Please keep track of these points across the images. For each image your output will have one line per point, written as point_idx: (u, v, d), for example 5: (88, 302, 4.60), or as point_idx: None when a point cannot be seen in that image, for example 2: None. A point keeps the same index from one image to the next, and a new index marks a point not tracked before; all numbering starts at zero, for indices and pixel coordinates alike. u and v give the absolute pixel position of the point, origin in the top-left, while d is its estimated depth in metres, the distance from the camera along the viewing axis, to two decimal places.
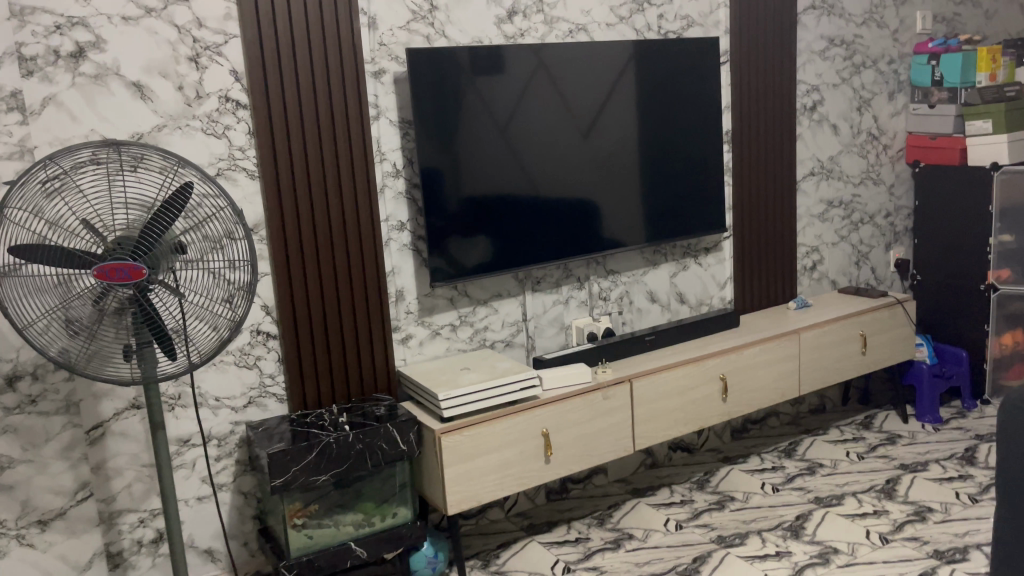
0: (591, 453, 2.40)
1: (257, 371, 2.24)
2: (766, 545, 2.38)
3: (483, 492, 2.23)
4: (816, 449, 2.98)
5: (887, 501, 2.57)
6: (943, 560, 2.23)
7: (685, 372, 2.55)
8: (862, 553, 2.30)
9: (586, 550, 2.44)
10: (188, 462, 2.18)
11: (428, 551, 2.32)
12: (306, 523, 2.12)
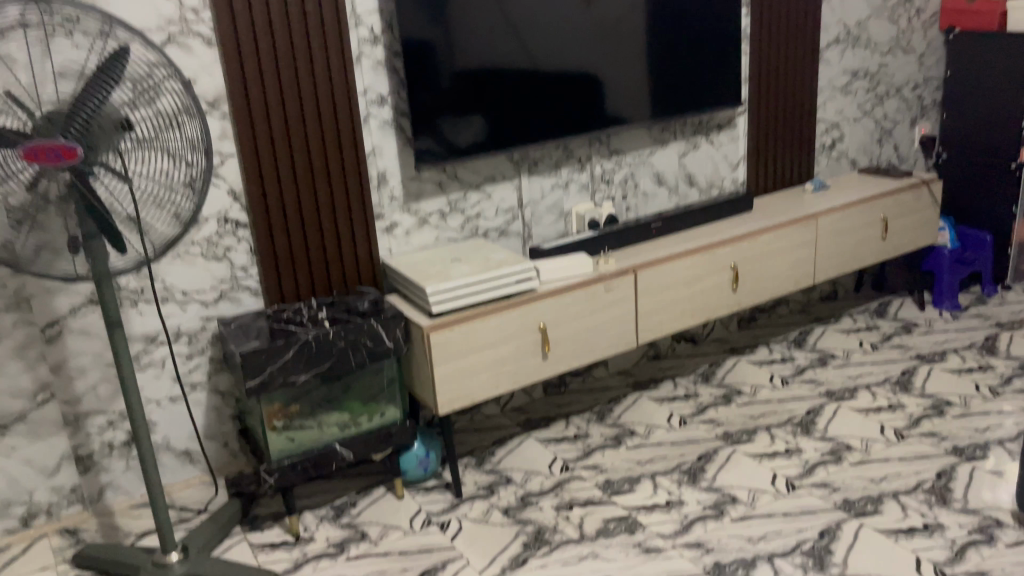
0: (592, 348, 2.25)
1: (228, 263, 2.05)
2: (775, 441, 2.26)
3: (477, 392, 2.08)
4: (827, 339, 2.83)
5: (903, 395, 2.43)
6: (963, 457, 2.11)
7: (694, 261, 2.36)
8: (876, 449, 2.18)
9: (585, 447, 2.33)
10: (157, 362, 2.01)
11: (418, 450, 2.19)
12: (287, 426, 1.99)
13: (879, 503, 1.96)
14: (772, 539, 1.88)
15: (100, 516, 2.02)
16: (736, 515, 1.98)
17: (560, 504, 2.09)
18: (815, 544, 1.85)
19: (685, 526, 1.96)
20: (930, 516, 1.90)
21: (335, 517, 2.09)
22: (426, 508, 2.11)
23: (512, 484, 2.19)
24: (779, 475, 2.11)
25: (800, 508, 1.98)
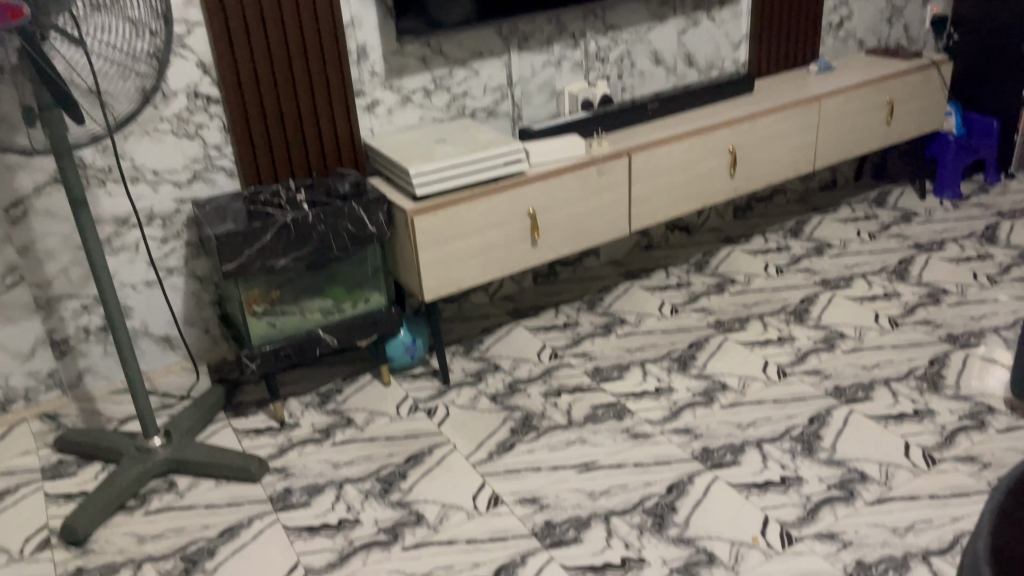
0: (583, 235, 2.17)
1: (200, 142, 1.94)
2: (768, 330, 2.22)
3: (465, 279, 2.02)
4: (824, 228, 2.76)
5: (899, 284, 2.38)
6: (957, 345, 2.08)
7: (690, 145, 2.26)
8: (869, 337, 2.14)
9: (574, 336, 2.29)
10: (131, 245, 1.94)
11: (405, 338, 2.14)
12: (268, 311, 1.94)
13: (870, 390, 1.94)
14: (761, 426, 1.86)
15: (80, 402, 2.00)
16: (725, 402, 1.96)
17: (548, 391, 2.06)
18: (804, 430, 1.83)
19: (674, 413, 1.94)
20: (921, 402, 1.88)
21: (321, 404, 2.06)
22: (413, 395, 2.08)
23: (500, 372, 2.15)
24: (770, 363, 2.08)
25: (790, 395, 1.96)
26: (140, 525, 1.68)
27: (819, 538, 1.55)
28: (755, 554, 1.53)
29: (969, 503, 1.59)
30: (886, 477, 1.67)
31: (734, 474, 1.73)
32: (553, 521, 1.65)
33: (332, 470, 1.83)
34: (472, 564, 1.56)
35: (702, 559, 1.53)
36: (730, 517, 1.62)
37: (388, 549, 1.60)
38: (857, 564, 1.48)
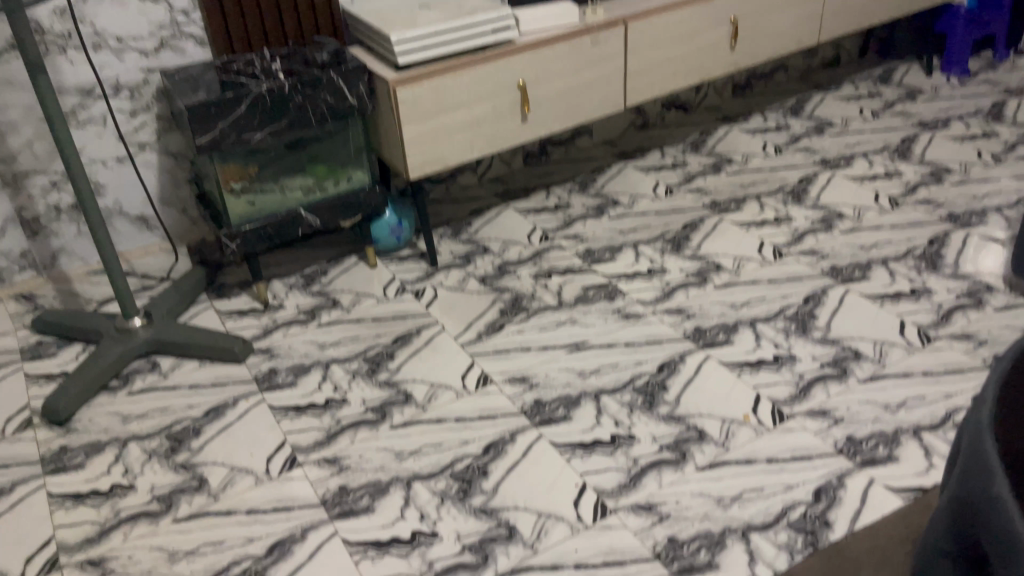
0: (575, 110, 2.07)
1: (166, 6, 1.81)
2: (764, 211, 2.16)
3: (451, 156, 1.93)
4: (825, 107, 2.66)
5: (901, 163, 2.31)
6: (958, 225, 2.02)
7: (690, 13, 2.13)
8: (868, 218, 2.09)
9: (566, 217, 2.22)
10: (98, 119, 1.84)
11: (391, 219, 2.07)
12: (246, 189, 1.87)
13: (867, 270, 1.89)
14: (755, 306, 1.83)
15: (57, 283, 1.95)
16: (719, 282, 1.92)
17: (538, 273, 2.01)
18: (799, 310, 1.80)
19: (666, 294, 1.90)
20: (918, 282, 1.84)
21: (305, 285, 2.01)
22: (399, 277, 2.03)
23: (489, 254, 2.10)
24: (766, 244, 2.03)
25: (785, 275, 1.91)
26: (123, 405, 1.66)
27: (810, 416, 1.54)
28: (746, 432, 1.52)
29: (963, 381, 1.57)
30: (879, 356, 1.65)
31: (726, 354, 1.70)
32: (543, 399, 1.64)
33: (318, 351, 1.79)
34: (460, 442, 1.55)
35: (692, 436, 1.52)
36: (721, 396, 1.60)
37: (376, 427, 1.59)
38: (848, 440, 1.47)
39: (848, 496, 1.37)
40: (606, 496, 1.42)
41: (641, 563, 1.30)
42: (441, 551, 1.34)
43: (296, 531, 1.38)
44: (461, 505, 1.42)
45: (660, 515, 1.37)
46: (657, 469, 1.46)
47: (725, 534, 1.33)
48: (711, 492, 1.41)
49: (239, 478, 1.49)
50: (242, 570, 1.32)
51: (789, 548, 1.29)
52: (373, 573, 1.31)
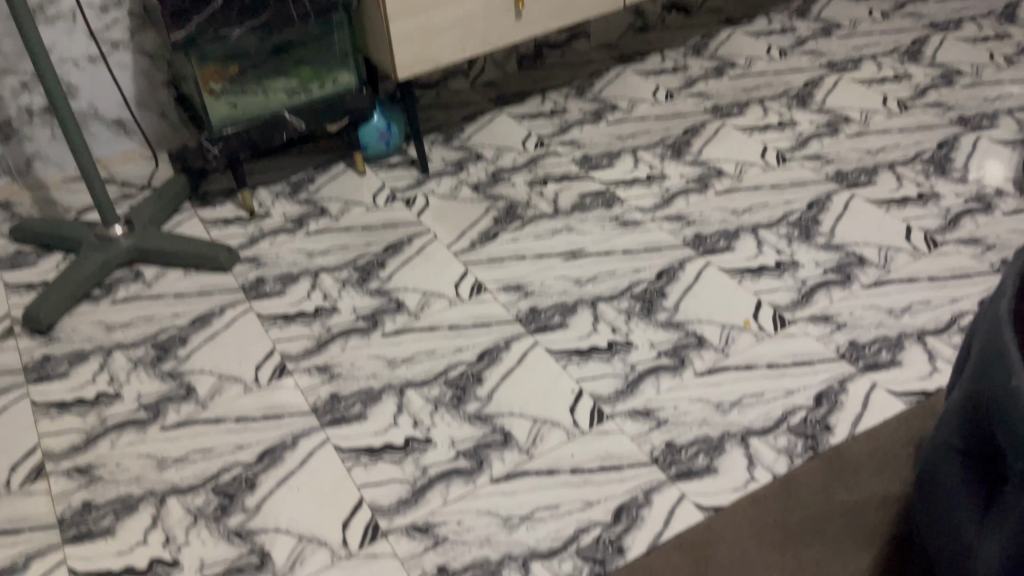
0: (572, 8, 1.97)
1: None
2: (768, 115, 2.08)
3: (442, 56, 1.84)
4: (833, 8, 2.55)
5: (910, 66, 2.22)
6: (968, 128, 1.95)
7: None
8: (876, 122, 2.01)
9: (562, 123, 2.14)
10: (67, 15, 1.74)
11: (379, 124, 1.98)
12: (227, 90, 1.77)
13: (874, 175, 1.83)
14: (757, 212, 1.77)
15: (34, 190, 1.88)
16: (720, 188, 1.85)
17: (534, 180, 1.94)
18: (802, 215, 1.75)
19: (666, 200, 1.83)
20: (926, 186, 1.78)
21: (292, 193, 1.94)
22: (389, 184, 1.96)
23: (482, 161, 2.03)
24: (769, 149, 1.96)
25: (788, 181, 1.85)
26: (107, 314, 1.62)
27: (812, 321, 1.50)
28: (746, 338, 1.48)
29: (969, 285, 1.53)
30: (885, 261, 1.61)
31: (726, 260, 1.65)
32: (538, 307, 1.59)
33: (307, 259, 1.74)
34: (454, 350, 1.51)
35: (691, 343, 1.48)
36: (721, 302, 1.56)
37: (368, 335, 1.55)
38: (850, 345, 1.44)
39: (849, 400, 1.34)
40: (603, 402, 1.39)
41: (638, 468, 1.28)
42: (435, 457, 1.32)
43: (287, 438, 1.35)
44: (456, 412, 1.39)
45: (658, 420, 1.35)
46: (655, 375, 1.43)
47: (724, 438, 1.31)
48: (710, 396, 1.38)
49: (228, 386, 1.46)
50: (232, 477, 1.30)
51: (788, 452, 1.27)
52: (366, 479, 1.29)
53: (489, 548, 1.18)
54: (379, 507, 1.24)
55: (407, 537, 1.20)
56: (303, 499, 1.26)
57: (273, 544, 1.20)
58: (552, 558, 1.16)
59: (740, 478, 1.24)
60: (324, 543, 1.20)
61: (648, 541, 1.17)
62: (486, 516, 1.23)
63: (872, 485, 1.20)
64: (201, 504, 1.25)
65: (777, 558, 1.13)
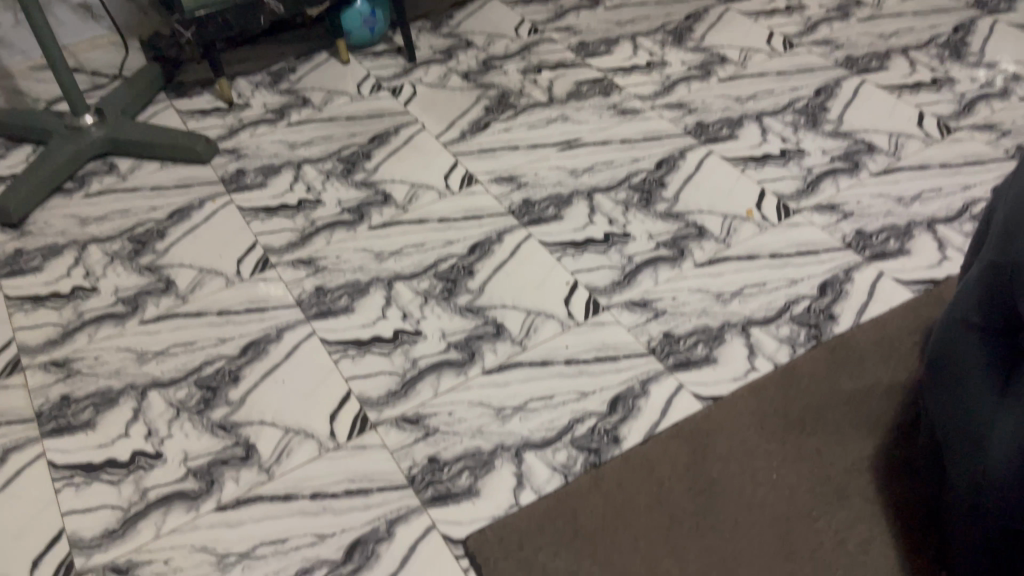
0: None
1: None
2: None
3: None
4: None
5: None
6: (986, 11, 1.84)
7: None
8: (889, 5, 1.90)
9: (557, 9, 2.02)
10: None
11: (362, 9, 1.85)
12: None
13: (885, 61, 1.74)
14: (762, 99, 1.69)
15: None
16: (724, 76, 1.76)
17: (527, 68, 1.84)
18: (809, 102, 1.66)
19: (667, 88, 1.74)
20: (940, 72, 1.69)
21: (273, 84, 1.84)
22: (375, 74, 1.86)
23: (473, 49, 1.92)
24: (776, 35, 1.85)
25: (796, 67, 1.76)
26: (82, 208, 1.55)
27: (818, 210, 1.44)
28: (748, 228, 1.42)
29: (982, 172, 1.47)
30: (894, 148, 1.53)
31: (729, 149, 1.58)
32: (532, 199, 1.51)
33: (289, 151, 1.66)
34: (444, 242, 1.44)
35: (691, 233, 1.42)
36: (723, 192, 1.49)
37: (354, 228, 1.48)
38: (857, 235, 1.38)
39: (854, 290, 1.29)
40: (599, 294, 1.34)
41: (635, 359, 1.23)
42: (425, 350, 1.27)
43: (271, 332, 1.31)
44: (446, 305, 1.34)
45: (655, 311, 1.30)
46: (653, 266, 1.37)
47: (724, 329, 1.26)
48: (710, 287, 1.33)
49: (210, 280, 1.40)
50: (215, 370, 1.25)
51: (791, 342, 1.23)
52: (353, 372, 1.24)
53: (481, 439, 1.15)
54: (367, 400, 1.21)
55: (397, 429, 1.17)
56: (288, 392, 1.22)
57: (258, 437, 1.16)
58: (545, 448, 1.13)
59: (740, 368, 1.20)
60: (311, 436, 1.16)
61: (645, 431, 1.14)
62: (478, 408, 1.19)
63: (878, 373, 1.16)
64: (183, 398, 1.21)
65: (778, 446, 1.09)
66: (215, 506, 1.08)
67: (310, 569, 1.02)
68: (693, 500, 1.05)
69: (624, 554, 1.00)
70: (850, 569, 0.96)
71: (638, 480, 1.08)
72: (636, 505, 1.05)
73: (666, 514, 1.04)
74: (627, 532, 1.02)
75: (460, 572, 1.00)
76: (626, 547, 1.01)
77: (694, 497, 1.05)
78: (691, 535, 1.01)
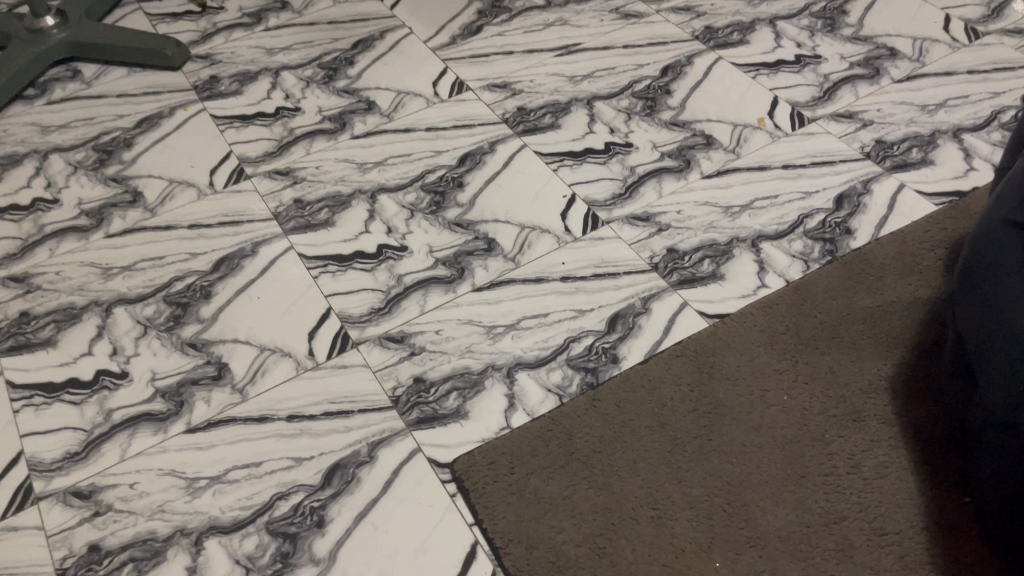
0: None
1: None
2: None
3: None
4: None
5: None
6: None
7: None
8: None
9: None
10: None
11: None
12: None
13: None
14: (776, 2, 1.56)
15: None
16: None
17: None
18: (827, 5, 1.54)
19: None
20: None
21: None
22: None
23: None
24: None
25: None
26: (44, 117, 1.45)
27: (835, 119, 1.33)
28: (760, 137, 1.32)
29: (1013, 79, 1.36)
30: (918, 54, 1.42)
31: (740, 54, 1.46)
32: (527, 107, 1.40)
33: (266, 57, 1.54)
34: (432, 152, 1.34)
35: (698, 143, 1.32)
36: (733, 99, 1.39)
37: (335, 137, 1.38)
38: (877, 144, 1.28)
39: (873, 203, 1.20)
40: (599, 207, 1.24)
41: (636, 276, 1.15)
42: (411, 266, 1.18)
43: (246, 246, 1.22)
44: (434, 219, 1.24)
45: (659, 226, 1.21)
46: (657, 177, 1.27)
47: (732, 244, 1.17)
48: (717, 200, 1.23)
49: (180, 191, 1.30)
50: (186, 286, 1.17)
51: (804, 257, 1.14)
52: (334, 289, 1.16)
53: (470, 359, 1.07)
54: (348, 317, 1.12)
55: (380, 348, 1.09)
56: (264, 309, 1.14)
57: (231, 356, 1.08)
58: (539, 368, 1.05)
59: (750, 285, 1.12)
60: (288, 355, 1.08)
61: (646, 350, 1.06)
62: (467, 326, 1.11)
63: (898, 288, 1.08)
64: (151, 315, 1.13)
65: (789, 365, 1.02)
66: (185, 428, 1.01)
67: (285, 493, 0.95)
68: (696, 421, 0.98)
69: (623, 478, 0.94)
70: (864, 494, 0.90)
71: (638, 400, 1.00)
72: (635, 425, 0.98)
73: (667, 435, 0.97)
74: (625, 454, 0.96)
75: (447, 497, 0.94)
76: (625, 471, 0.94)
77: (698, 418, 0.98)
78: (694, 458, 0.95)
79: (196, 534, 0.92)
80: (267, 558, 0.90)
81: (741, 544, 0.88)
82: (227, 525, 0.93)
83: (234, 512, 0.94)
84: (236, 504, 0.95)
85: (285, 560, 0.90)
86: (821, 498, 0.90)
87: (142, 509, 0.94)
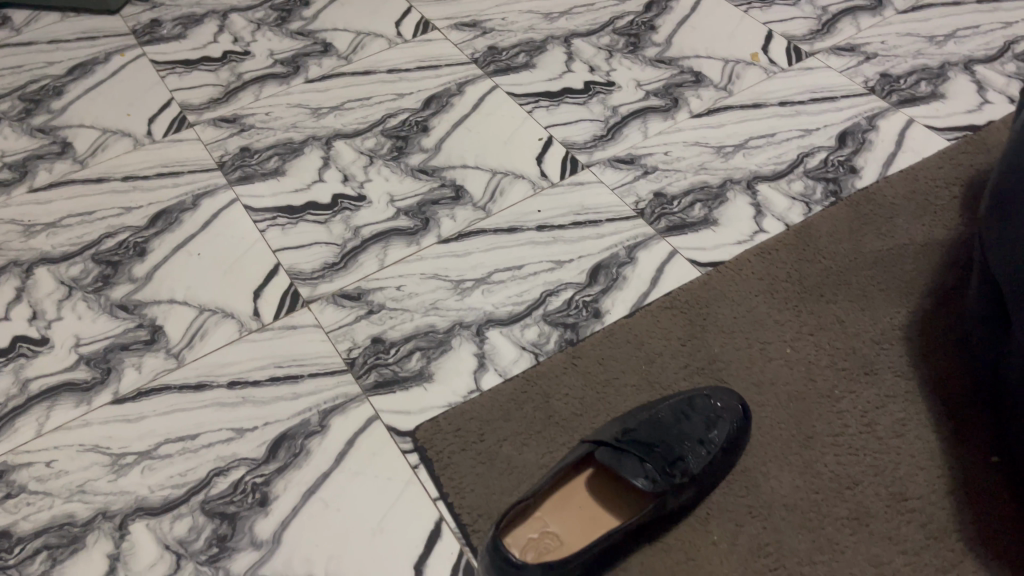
0: None
1: None
2: None
3: None
4: None
5: None
6: None
7: None
8: None
9: None
10: None
11: None
12: None
13: None
14: None
15: None
16: None
17: None
18: None
19: None
20: None
21: None
22: None
23: None
24: None
25: None
26: None
27: (835, 52, 1.22)
28: (754, 73, 1.20)
29: None
30: None
31: None
32: (499, 46, 1.28)
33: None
34: (395, 94, 1.22)
35: (687, 80, 1.20)
36: (724, 33, 1.27)
37: (288, 81, 1.25)
38: (882, 78, 1.17)
39: (879, 139, 1.09)
40: (578, 150, 1.12)
41: (620, 222, 1.03)
42: (370, 217, 1.06)
43: (187, 199, 1.09)
44: (396, 166, 1.12)
45: (644, 169, 1.09)
46: (641, 118, 1.16)
47: (726, 186, 1.06)
48: (708, 140, 1.12)
49: (114, 141, 1.18)
50: (118, 243, 1.04)
51: (805, 199, 1.03)
52: (283, 243, 1.04)
53: (435, 316, 0.95)
54: (299, 274, 1.00)
55: (334, 306, 0.97)
56: (205, 266, 1.01)
57: (167, 317, 0.96)
58: (513, 325, 0.94)
59: (746, 230, 1.00)
60: (230, 315, 0.96)
61: (632, 303, 0.95)
62: (432, 281, 0.99)
63: (911, 230, 0.97)
64: (77, 275, 1.01)
65: (791, 316, 0.91)
66: (111, 398, 0.89)
67: (224, 469, 0.84)
68: (682, 494, 0.75)
69: (526, 539, 0.74)
70: (880, 456, 0.80)
71: (647, 430, 0.78)
72: (615, 475, 0.78)
73: (638, 501, 0.77)
74: (560, 513, 0.76)
75: (409, 470, 0.83)
76: (544, 531, 0.75)
77: (682, 487, 0.75)
78: (626, 555, 0.74)
79: (121, 517, 0.81)
80: (202, 542, 0.79)
81: (742, 514, 0.77)
82: (156, 506, 0.81)
83: (165, 491, 0.82)
84: (167, 482, 0.83)
85: (222, 544, 0.79)
86: (832, 461, 0.80)
87: (60, 490, 0.83)
